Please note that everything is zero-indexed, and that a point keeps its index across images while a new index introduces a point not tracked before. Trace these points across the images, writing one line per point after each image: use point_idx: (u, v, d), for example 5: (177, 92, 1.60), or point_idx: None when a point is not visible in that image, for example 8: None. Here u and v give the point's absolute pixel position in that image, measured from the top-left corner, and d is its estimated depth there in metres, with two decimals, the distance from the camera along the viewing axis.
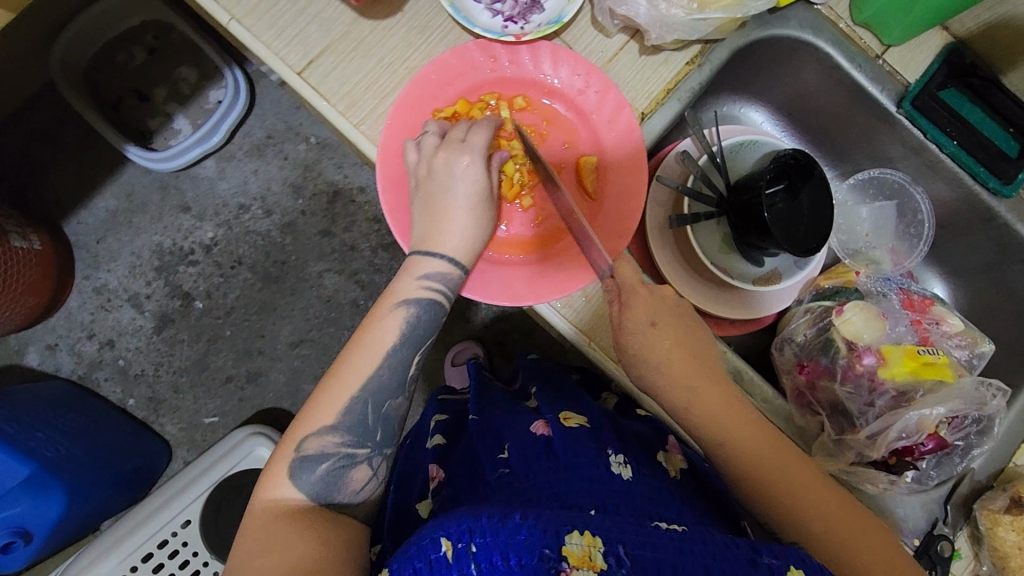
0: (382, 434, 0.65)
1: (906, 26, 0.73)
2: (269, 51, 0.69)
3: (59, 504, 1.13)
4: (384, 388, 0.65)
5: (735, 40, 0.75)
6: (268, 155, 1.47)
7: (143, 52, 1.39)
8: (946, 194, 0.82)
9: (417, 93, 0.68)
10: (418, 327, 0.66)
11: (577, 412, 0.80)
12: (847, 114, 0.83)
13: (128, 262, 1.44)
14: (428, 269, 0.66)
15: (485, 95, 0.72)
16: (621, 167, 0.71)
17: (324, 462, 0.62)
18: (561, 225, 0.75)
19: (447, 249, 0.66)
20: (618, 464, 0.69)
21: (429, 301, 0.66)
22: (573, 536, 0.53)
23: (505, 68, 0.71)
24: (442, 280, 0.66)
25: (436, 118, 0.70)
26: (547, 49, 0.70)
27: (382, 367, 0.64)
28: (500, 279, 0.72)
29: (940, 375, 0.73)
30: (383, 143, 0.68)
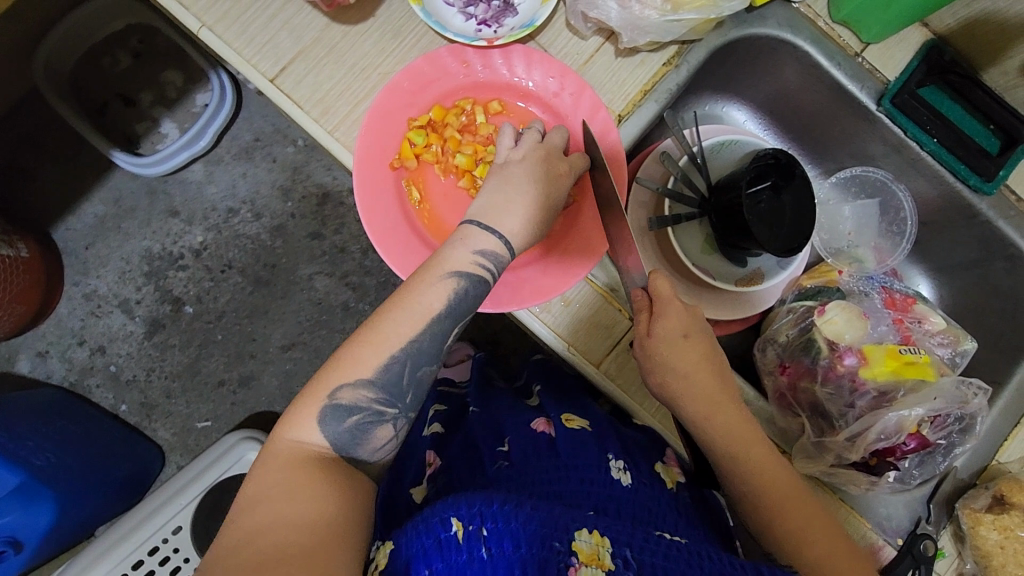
0: (413, 397, 0.60)
1: (885, 24, 0.73)
2: (242, 59, 0.68)
3: (50, 512, 1.13)
4: (422, 355, 0.60)
5: (713, 40, 0.74)
6: (256, 157, 1.46)
7: (128, 56, 1.38)
8: (929, 192, 0.81)
9: (391, 100, 0.68)
10: (464, 301, 0.60)
11: (579, 414, 0.80)
12: (829, 112, 0.82)
13: (117, 268, 1.44)
14: (481, 242, 0.61)
15: (461, 101, 0.71)
16: None
17: (355, 415, 0.58)
18: None
19: (503, 227, 0.62)
20: (617, 469, 0.70)
21: (478, 275, 0.61)
22: (583, 533, 0.54)
23: (478, 73, 0.71)
24: (491, 251, 0.61)
25: (411, 126, 0.69)
26: (520, 52, 0.69)
27: (424, 333, 0.59)
28: None
29: (922, 375, 0.73)
30: (358, 151, 0.67)
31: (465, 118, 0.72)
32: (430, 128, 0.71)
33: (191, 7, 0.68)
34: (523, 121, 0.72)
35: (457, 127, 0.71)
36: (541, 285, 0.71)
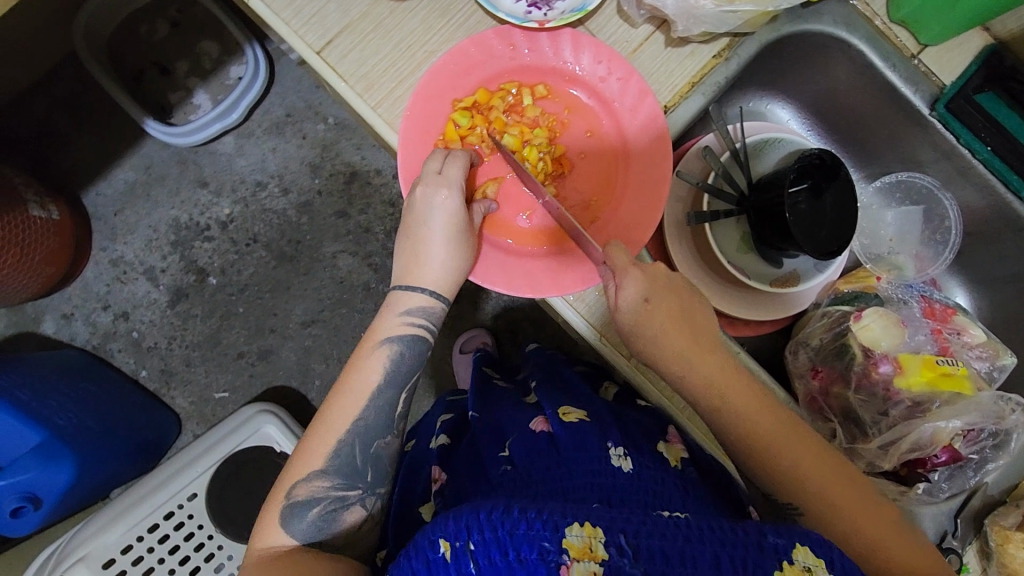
0: (373, 474, 0.66)
1: (945, 26, 0.71)
2: (288, 29, 0.68)
3: (69, 471, 1.15)
4: (371, 427, 0.66)
5: (765, 35, 0.72)
6: (287, 133, 1.47)
7: (166, 24, 1.38)
8: (977, 201, 0.79)
9: (437, 81, 0.67)
10: (403, 364, 0.68)
11: (576, 405, 0.79)
12: (878, 115, 0.80)
13: (144, 235, 1.45)
14: (410, 306, 0.68)
15: (505, 83, 0.70)
16: (645, 156, 0.70)
17: (315, 507, 0.63)
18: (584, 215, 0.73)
19: (428, 283, 0.68)
20: (618, 456, 0.69)
21: (411, 336, 0.68)
22: (574, 528, 0.52)
23: (525, 55, 0.70)
24: (425, 316, 0.68)
25: (456, 109, 0.68)
26: (568, 37, 0.68)
27: (367, 410, 0.66)
28: (525, 270, 0.70)
29: (958, 388, 0.71)
30: (403, 134, 0.66)
31: (511, 100, 0.71)
32: (474, 110, 0.70)
33: None
34: (568, 106, 0.72)
35: (503, 109, 0.70)
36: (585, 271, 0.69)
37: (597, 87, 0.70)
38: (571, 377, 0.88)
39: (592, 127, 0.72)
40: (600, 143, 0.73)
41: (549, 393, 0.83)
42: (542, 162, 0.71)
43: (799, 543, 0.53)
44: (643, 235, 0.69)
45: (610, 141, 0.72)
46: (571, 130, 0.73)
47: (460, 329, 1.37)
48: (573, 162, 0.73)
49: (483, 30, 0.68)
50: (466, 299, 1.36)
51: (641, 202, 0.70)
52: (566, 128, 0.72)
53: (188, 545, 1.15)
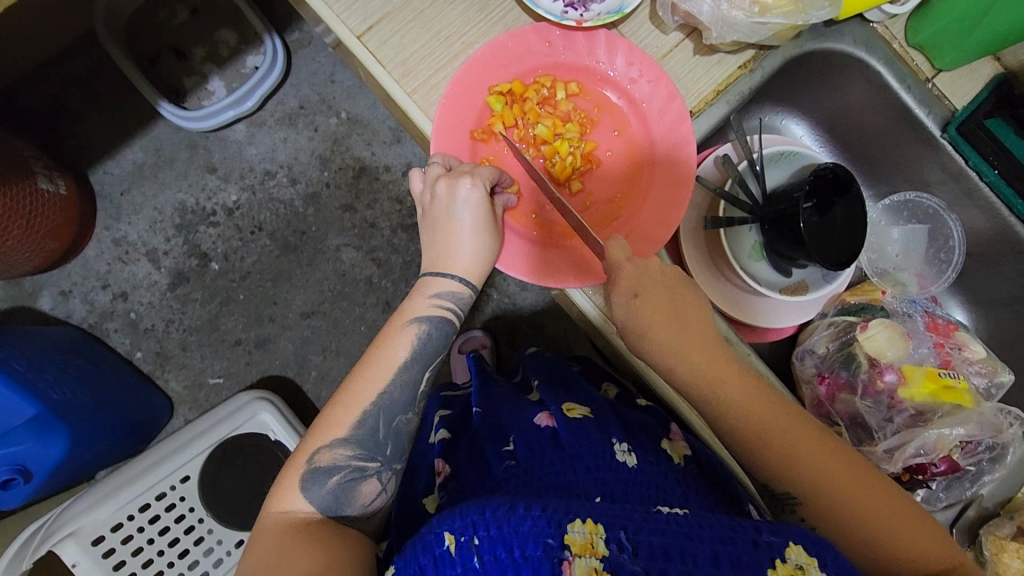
0: (393, 448, 0.67)
1: (960, 52, 0.74)
2: (331, 12, 0.69)
3: (62, 446, 1.13)
4: (395, 403, 0.67)
5: (789, 50, 0.75)
6: (299, 124, 1.47)
7: (186, 10, 1.39)
8: (981, 223, 0.82)
9: (474, 72, 0.69)
10: (430, 344, 0.69)
11: (579, 403, 0.79)
12: (889, 134, 0.83)
13: (149, 217, 1.45)
14: (440, 289, 0.70)
15: (541, 77, 0.72)
16: (669, 158, 0.72)
17: (335, 476, 0.64)
18: (607, 211, 0.75)
19: (457, 268, 0.69)
20: (623, 452, 0.69)
21: (439, 318, 0.69)
22: (576, 524, 0.50)
23: (559, 52, 0.72)
24: (456, 300, 0.70)
25: (490, 101, 0.70)
26: (603, 38, 0.71)
27: (392, 385, 0.67)
28: (545, 260, 0.73)
29: (957, 400, 0.73)
30: (438, 123, 0.68)
31: (545, 94, 0.73)
32: (508, 99, 0.72)
33: None
34: (598, 105, 0.75)
35: (538, 102, 0.73)
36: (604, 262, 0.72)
37: (627, 89, 0.73)
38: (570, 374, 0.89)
39: (620, 127, 0.75)
40: (627, 142, 0.75)
41: (552, 389, 0.83)
42: (571, 156, 0.74)
43: (793, 540, 0.52)
44: (662, 233, 0.72)
45: (636, 141, 0.74)
46: (600, 129, 0.75)
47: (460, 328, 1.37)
48: (601, 159, 0.76)
49: (521, 26, 0.70)
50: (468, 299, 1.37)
51: (662, 202, 0.73)
52: (595, 126, 0.75)
53: (178, 528, 1.15)
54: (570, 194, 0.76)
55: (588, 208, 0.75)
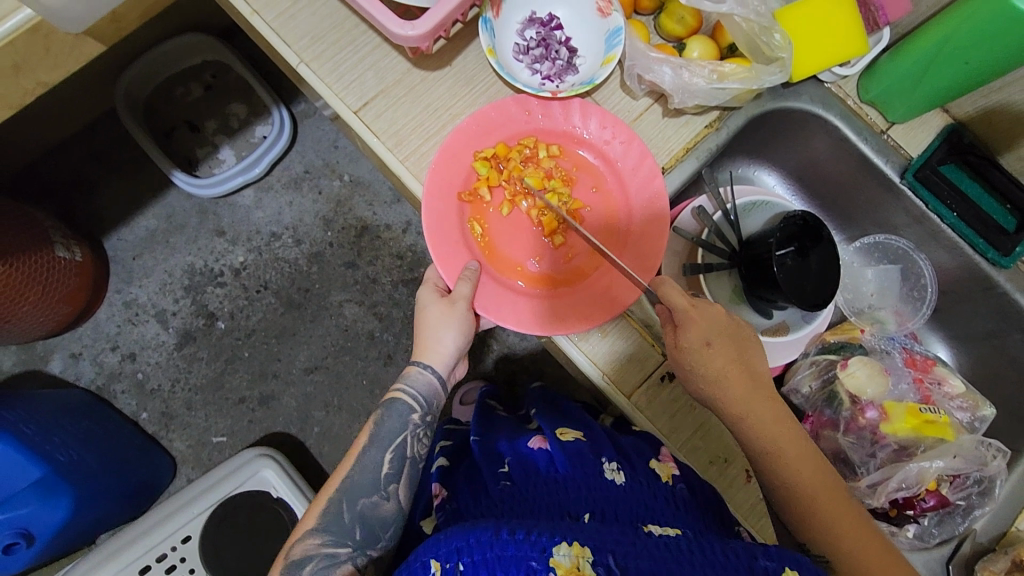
0: (362, 532, 0.68)
1: (908, 107, 0.80)
2: (330, 91, 0.77)
3: (65, 508, 1.15)
4: (359, 485, 0.69)
5: (752, 109, 0.82)
6: (304, 188, 1.56)
7: (199, 87, 1.49)
8: (948, 262, 0.86)
9: (460, 137, 0.76)
10: (390, 424, 0.71)
11: (574, 428, 0.80)
12: (855, 183, 0.89)
13: (159, 279, 1.51)
14: (406, 379, 0.74)
15: (523, 140, 0.78)
16: (644, 212, 0.77)
17: (308, 565, 0.65)
18: (590, 261, 0.80)
19: (421, 361, 0.74)
20: (612, 470, 0.70)
21: (398, 402, 0.73)
22: (562, 547, 0.52)
23: (538, 118, 0.79)
24: (423, 389, 0.74)
25: (477, 162, 0.76)
26: (577, 105, 0.78)
27: (354, 469, 0.70)
28: (532, 310, 0.76)
29: (940, 434, 0.76)
30: (429, 186, 0.74)
31: (527, 154, 0.79)
32: (493, 163, 0.78)
33: (293, 45, 0.77)
34: (576, 165, 0.80)
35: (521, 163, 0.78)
36: (589, 312, 0.75)
37: (604, 150, 0.79)
38: (570, 406, 0.91)
39: (598, 184, 0.80)
40: (606, 199, 0.80)
41: (551, 416, 0.86)
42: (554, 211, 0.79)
43: (788, 566, 0.52)
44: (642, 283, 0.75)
45: (615, 198, 0.80)
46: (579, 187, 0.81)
47: (460, 381, 1.40)
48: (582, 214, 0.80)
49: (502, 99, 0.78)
50: (468, 350, 1.40)
51: (641, 252, 0.77)
52: (574, 184, 0.80)
53: None
54: (553, 246, 0.80)
55: (571, 260, 0.80)
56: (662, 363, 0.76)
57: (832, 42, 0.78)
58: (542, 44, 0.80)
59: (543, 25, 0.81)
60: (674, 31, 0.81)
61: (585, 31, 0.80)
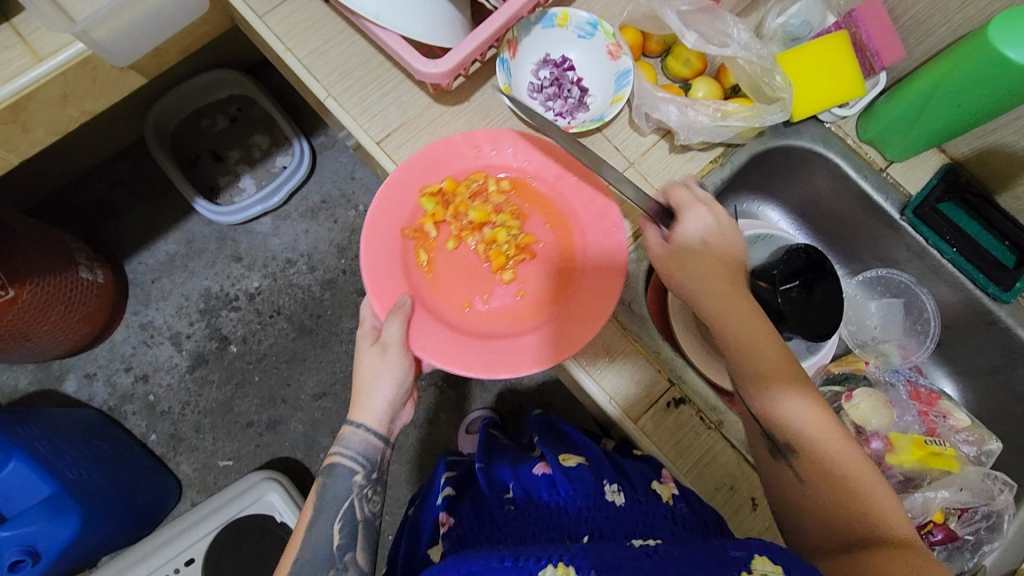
0: None
1: (905, 145, 0.84)
2: (355, 123, 0.81)
3: (72, 527, 1.14)
4: (310, 562, 0.69)
5: (755, 146, 0.85)
6: (320, 217, 1.61)
7: (225, 119, 1.56)
8: (951, 297, 0.88)
9: (408, 172, 0.78)
10: (334, 494, 0.72)
11: (575, 452, 0.83)
12: (857, 219, 0.91)
13: (176, 303, 1.55)
14: (343, 441, 0.74)
15: (471, 176, 0.80)
16: (597, 238, 0.78)
17: None
18: (541, 297, 0.78)
19: (356, 418, 0.73)
20: (612, 492, 0.71)
21: (338, 469, 0.73)
22: (548, 570, 0.54)
23: (487, 155, 0.80)
24: (359, 449, 0.73)
25: (423, 196, 0.77)
26: (520, 141, 0.80)
27: (303, 549, 0.70)
28: (479, 349, 0.73)
29: (945, 465, 0.77)
30: (371, 219, 0.75)
31: (475, 190, 0.80)
32: (440, 200, 0.79)
33: (322, 80, 0.82)
34: (526, 202, 0.81)
35: (469, 199, 0.80)
36: (541, 350, 0.73)
37: (557, 185, 0.80)
38: (570, 429, 0.93)
39: (549, 220, 0.81)
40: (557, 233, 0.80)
41: (552, 441, 0.88)
42: (505, 246, 0.79)
43: (759, 554, 0.52)
44: (596, 318, 0.74)
45: (566, 232, 0.80)
46: (530, 222, 0.81)
47: (467, 410, 1.41)
48: (533, 248, 0.80)
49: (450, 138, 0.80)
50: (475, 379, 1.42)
51: (593, 282, 0.76)
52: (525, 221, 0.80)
53: None
54: (503, 285, 0.78)
55: (522, 296, 0.78)
56: (668, 388, 0.78)
57: (832, 83, 0.82)
58: (555, 84, 0.85)
59: (556, 66, 0.85)
60: (680, 72, 0.86)
61: (595, 72, 0.85)
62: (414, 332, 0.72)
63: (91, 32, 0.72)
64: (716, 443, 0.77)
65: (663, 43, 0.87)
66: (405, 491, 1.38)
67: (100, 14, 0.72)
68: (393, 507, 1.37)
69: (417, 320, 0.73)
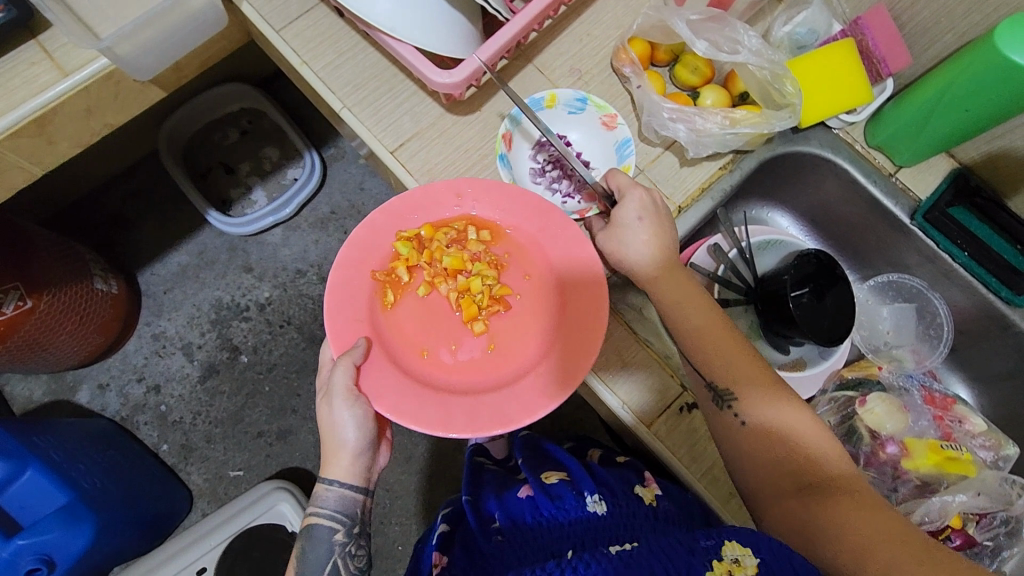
0: None
1: (914, 150, 0.84)
2: (370, 134, 0.83)
3: (86, 536, 1.14)
4: None
5: (763, 153, 0.86)
6: (330, 228, 1.62)
7: (237, 132, 1.59)
8: (963, 301, 0.88)
9: (385, 216, 0.77)
10: (315, 557, 0.70)
11: (556, 468, 0.86)
12: (867, 224, 0.92)
13: (187, 313, 1.56)
14: (320, 500, 0.72)
15: (450, 223, 0.78)
16: (577, 290, 0.74)
17: None
18: (513, 352, 0.75)
19: (332, 472, 0.71)
20: (595, 502, 0.75)
21: (318, 531, 0.71)
22: None
23: (470, 202, 0.79)
24: (335, 506, 0.71)
25: (396, 239, 0.76)
26: (502, 188, 0.79)
27: None
28: (438, 403, 0.69)
29: (963, 470, 0.77)
30: (340, 259, 0.74)
31: (454, 236, 0.79)
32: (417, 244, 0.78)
33: (336, 91, 0.83)
34: (507, 251, 0.79)
35: (445, 245, 0.78)
36: (503, 410, 0.69)
37: (541, 238, 0.78)
38: (549, 445, 0.93)
39: (528, 271, 0.78)
40: (536, 284, 0.78)
41: (531, 460, 0.89)
42: (479, 295, 0.76)
43: (727, 539, 0.57)
44: (568, 383, 0.70)
45: (546, 283, 0.77)
46: (509, 273, 0.79)
47: None
48: (509, 299, 0.78)
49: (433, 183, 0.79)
50: None
51: (569, 339, 0.72)
52: (504, 270, 0.78)
53: None
54: (474, 337, 0.76)
55: (490, 351, 0.75)
56: (679, 394, 0.78)
57: (840, 89, 0.83)
58: (556, 164, 0.87)
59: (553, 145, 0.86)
60: (689, 80, 0.87)
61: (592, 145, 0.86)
62: (366, 380, 0.69)
63: (115, 46, 0.74)
64: None
65: (670, 52, 0.87)
66: (414, 501, 1.37)
67: (123, 29, 0.74)
68: (403, 517, 1.37)
69: (371, 367, 0.70)
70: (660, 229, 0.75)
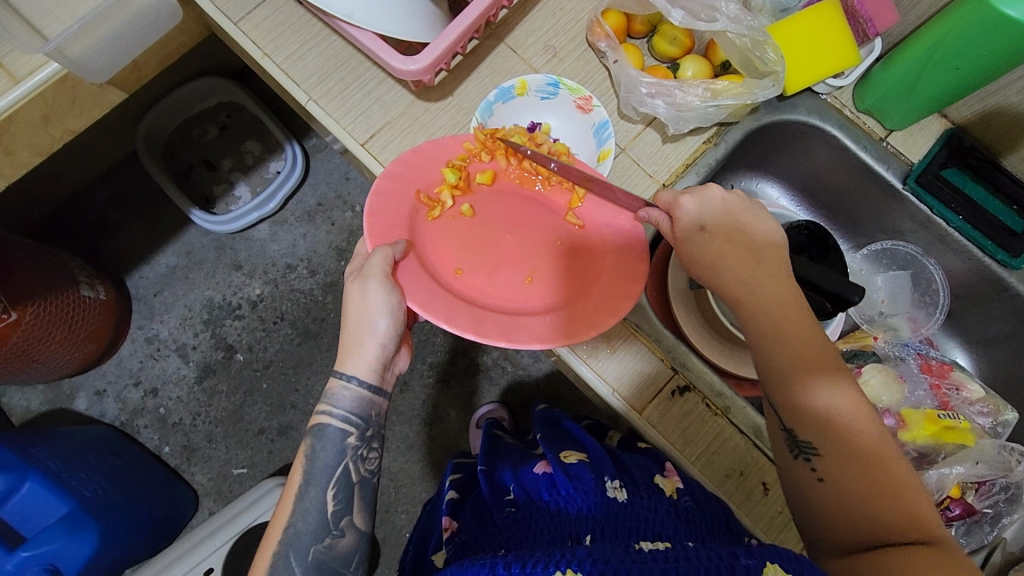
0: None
1: (905, 112, 0.81)
2: (339, 126, 0.80)
3: (91, 543, 1.12)
4: (303, 535, 0.64)
5: (748, 124, 0.83)
6: (317, 220, 1.60)
7: (216, 127, 1.55)
8: (958, 265, 0.86)
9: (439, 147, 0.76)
10: (326, 455, 0.66)
11: (578, 450, 0.83)
12: (859, 191, 0.89)
13: (179, 314, 1.54)
14: (339, 398, 0.67)
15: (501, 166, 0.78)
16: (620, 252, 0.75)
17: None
18: (550, 289, 0.75)
19: (355, 369, 0.67)
20: (613, 489, 0.71)
21: (332, 430, 0.67)
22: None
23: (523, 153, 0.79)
24: (349, 407, 0.67)
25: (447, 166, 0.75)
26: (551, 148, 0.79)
27: (298, 518, 0.64)
28: (474, 317, 0.68)
29: (960, 439, 0.75)
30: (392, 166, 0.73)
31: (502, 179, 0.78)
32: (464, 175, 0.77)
33: (301, 84, 0.80)
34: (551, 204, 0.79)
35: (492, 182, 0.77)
36: (538, 330, 0.69)
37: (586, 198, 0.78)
38: (573, 425, 0.93)
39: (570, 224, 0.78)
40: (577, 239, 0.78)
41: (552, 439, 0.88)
42: None
43: (770, 561, 0.51)
44: (601, 321, 0.69)
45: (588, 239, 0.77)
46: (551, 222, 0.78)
47: (476, 404, 1.41)
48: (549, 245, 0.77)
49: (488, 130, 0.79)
50: (482, 374, 1.43)
51: (607, 288, 0.73)
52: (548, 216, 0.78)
53: None
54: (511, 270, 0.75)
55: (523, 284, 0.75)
56: (671, 376, 0.76)
57: (826, 53, 0.80)
58: None
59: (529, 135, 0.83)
60: (667, 52, 0.83)
61: (570, 131, 0.84)
62: (402, 277, 0.68)
63: (66, 48, 0.71)
64: (724, 428, 0.76)
65: (648, 22, 0.84)
66: (420, 489, 1.37)
67: (71, 30, 0.70)
68: (409, 505, 1.36)
69: (406, 267, 0.69)
70: (734, 252, 0.64)
